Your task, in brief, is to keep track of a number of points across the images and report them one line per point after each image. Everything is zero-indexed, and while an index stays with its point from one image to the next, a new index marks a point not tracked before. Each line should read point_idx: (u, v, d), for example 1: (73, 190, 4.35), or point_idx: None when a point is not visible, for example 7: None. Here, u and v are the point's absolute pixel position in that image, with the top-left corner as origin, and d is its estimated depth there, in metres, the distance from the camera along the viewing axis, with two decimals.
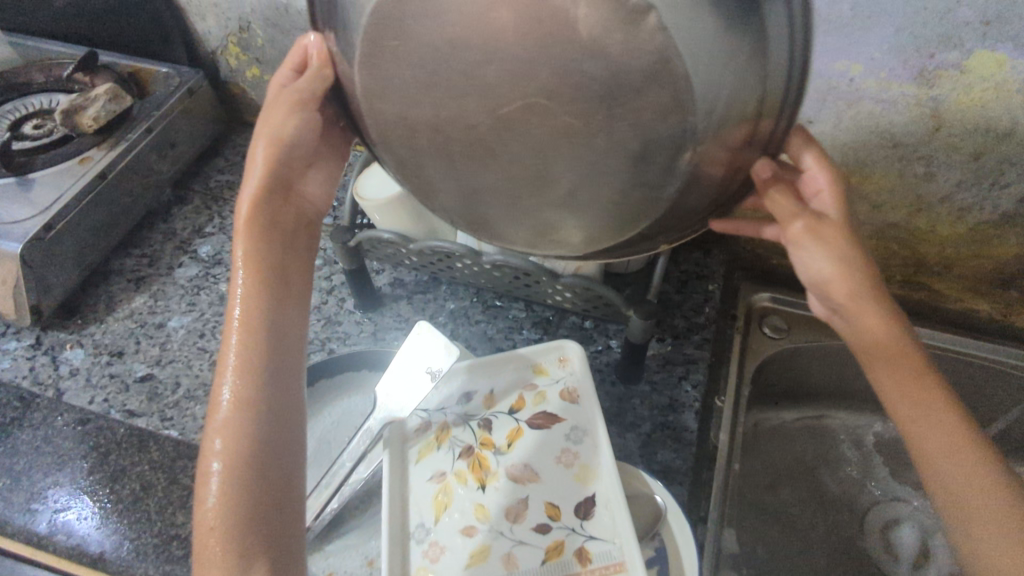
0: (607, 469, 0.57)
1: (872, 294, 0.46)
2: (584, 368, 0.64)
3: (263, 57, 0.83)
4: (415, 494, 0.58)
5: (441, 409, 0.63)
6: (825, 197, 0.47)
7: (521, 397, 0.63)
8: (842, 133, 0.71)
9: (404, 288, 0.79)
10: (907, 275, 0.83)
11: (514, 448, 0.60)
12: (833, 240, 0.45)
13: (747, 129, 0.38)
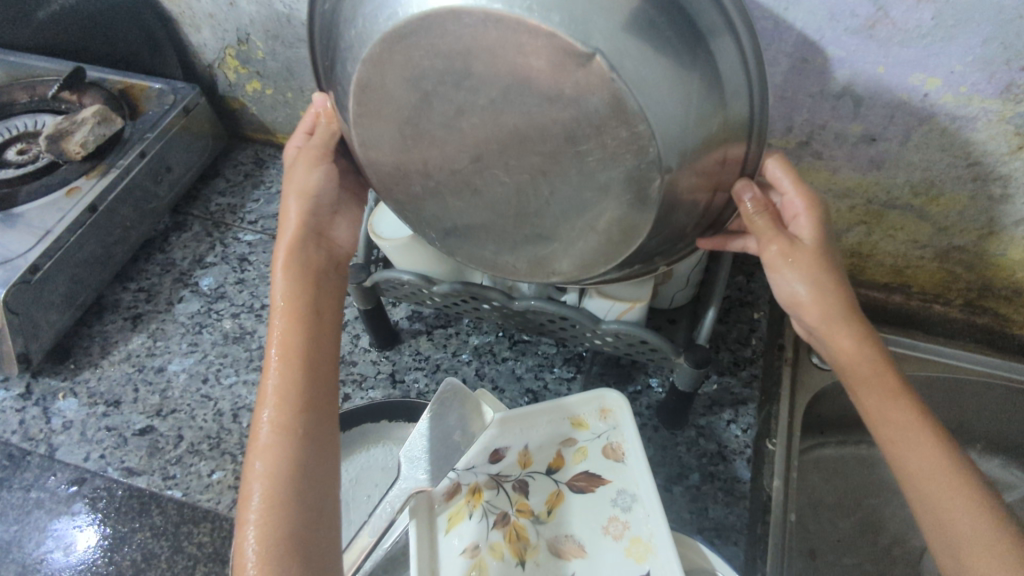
0: (662, 545, 0.50)
1: (842, 317, 0.48)
2: (629, 422, 0.57)
3: (265, 71, 0.76)
4: (447, 571, 0.52)
5: (472, 471, 0.57)
6: (803, 219, 0.49)
7: (559, 455, 0.58)
8: (909, 151, 0.63)
9: (423, 323, 0.73)
10: (969, 299, 0.76)
11: (556, 515, 0.55)
12: (810, 264, 0.47)
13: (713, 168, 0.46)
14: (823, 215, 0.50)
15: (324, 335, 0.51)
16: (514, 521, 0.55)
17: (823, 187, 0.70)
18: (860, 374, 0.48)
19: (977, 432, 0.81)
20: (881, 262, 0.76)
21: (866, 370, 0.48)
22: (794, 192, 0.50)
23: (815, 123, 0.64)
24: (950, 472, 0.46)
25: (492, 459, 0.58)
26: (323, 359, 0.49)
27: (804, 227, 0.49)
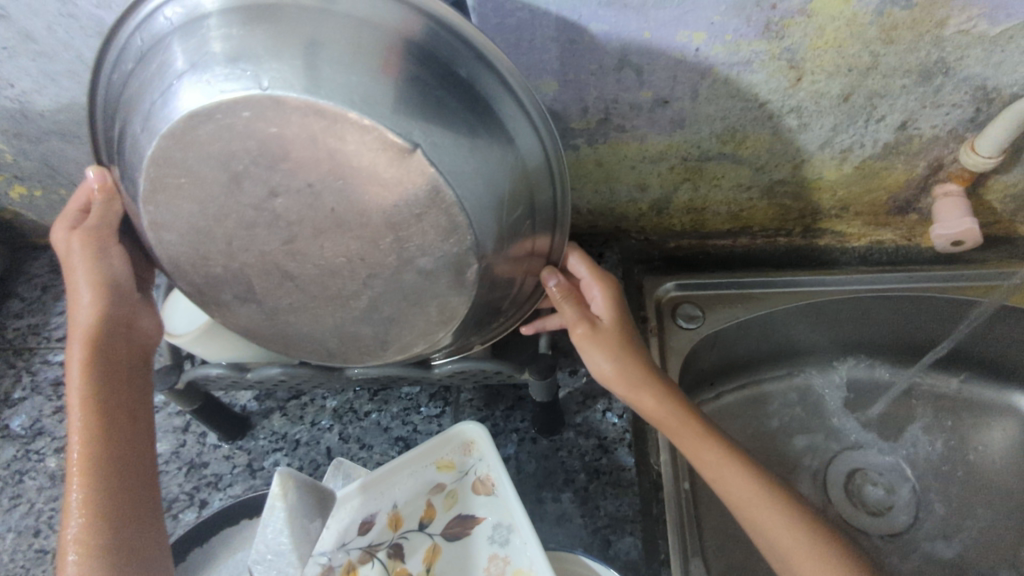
0: (542, 570, 0.48)
1: (645, 379, 0.53)
2: (493, 450, 0.55)
3: (22, 173, 0.69)
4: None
5: (341, 550, 0.53)
6: (601, 302, 0.54)
7: (429, 505, 0.54)
8: (703, 105, 0.63)
9: (273, 399, 0.67)
10: (806, 225, 0.78)
11: (435, 572, 0.51)
12: (610, 343, 0.52)
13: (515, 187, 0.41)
14: (619, 298, 0.55)
15: (139, 440, 0.45)
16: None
17: (638, 156, 0.69)
18: (671, 424, 0.53)
19: (849, 345, 0.84)
20: (718, 212, 0.76)
21: (676, 423, 0.53)
22: (588, 280, 0.55)
23: (607, 98, 0.63)
24: (767, 496, 0.51)
25: (359, 532, 0.53)
26: (136, 468, 0.44)
27: (603, 306, 0.54)
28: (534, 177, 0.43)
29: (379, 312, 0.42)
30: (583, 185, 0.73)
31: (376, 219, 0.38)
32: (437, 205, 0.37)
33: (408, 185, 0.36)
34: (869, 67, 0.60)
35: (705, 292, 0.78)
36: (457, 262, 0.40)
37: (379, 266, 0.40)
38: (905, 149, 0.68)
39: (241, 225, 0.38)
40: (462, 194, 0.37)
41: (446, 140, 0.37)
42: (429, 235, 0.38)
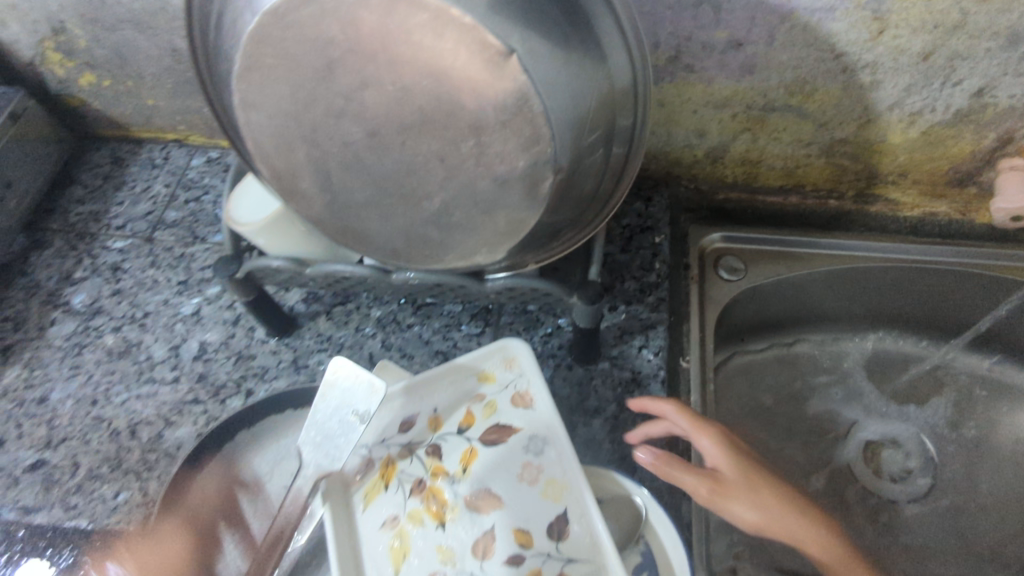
0: (574, 481, 0.51)
1: (789, 510, 0.49)
2: (533, 367, 0.57)
3: (94, 61, 0.70)
4: (368, 545, 0.52)
5: (381, 446, 0.55)
6: (740, 496, 0.49)
7: (468, 413, 0.57)
8: (776, 52, 0.62)
9: (320, 303, 0.70)
10: (860, 189, 0.77)
11: (470, 472, 0.54)
12: (727, 458, 0.51)
13: (602, 107, 0.43)
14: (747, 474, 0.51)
15: None
16: (430, 484, 0.54)
17: (702, 99, 0.68)
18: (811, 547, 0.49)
19: (885, 315, 0.84)
20: (772, 166, 0.76)
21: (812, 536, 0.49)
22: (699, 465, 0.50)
23: (680, 35, 0.62)
24: None
25: (401, 431, 0.56)
26: None
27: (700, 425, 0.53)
28: (616, 100, 0.44)
29: (447, 215, 0.43)
30: None
31: (461, 120, 0.38)
32: (523, 113, 0.38)
33: (502, 91, 0.37)
34: (955, 25, 0.58)
35: (748, 247, 0.78)
36: (533, 175, 0.40)
37: (457, 168, 0.40)
38: (977, 118, 0.66)
39: (327, 112, 0.39)
40: (548, 105, 0.38)
41: (539, 58, 0.38)
42: (511, 145, 0.39)
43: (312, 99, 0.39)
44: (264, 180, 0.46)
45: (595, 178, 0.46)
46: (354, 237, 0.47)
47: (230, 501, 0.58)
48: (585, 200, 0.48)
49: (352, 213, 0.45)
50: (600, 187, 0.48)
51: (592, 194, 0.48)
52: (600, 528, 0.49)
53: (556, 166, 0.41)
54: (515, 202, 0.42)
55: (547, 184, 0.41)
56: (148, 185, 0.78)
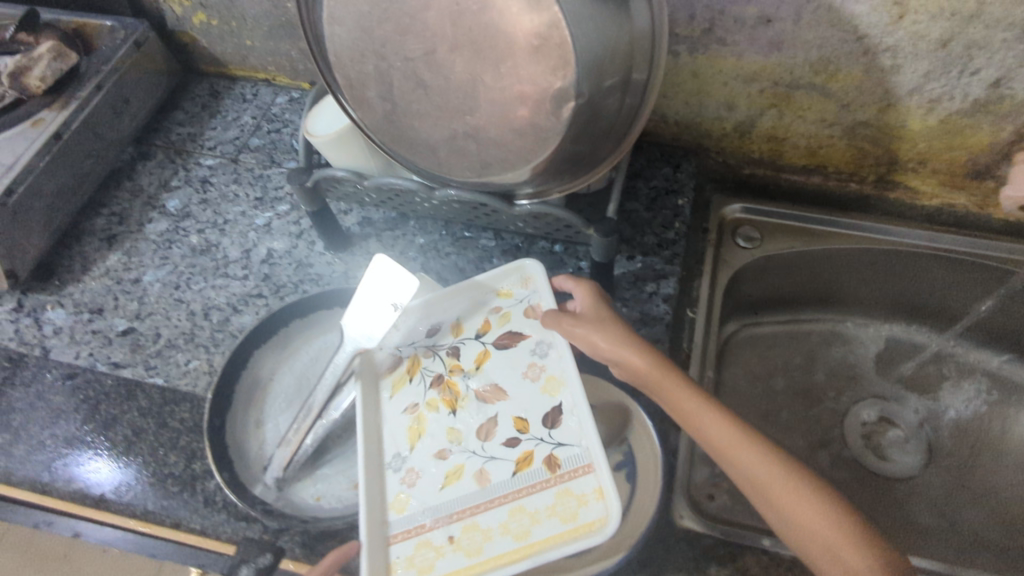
0: (571, 380, 0.58)
1: (661, 368, 0.56)
2: (546, 283, 0.64)
3: (207, 1, 0.82)
4: (391, 425, 0.60)
5: (409, 347, 0.64)
6: (598, 341, 0.58)
7: (483, 321, 0.64)
8: (803, 30, 0.68)
9: (372, 227, 0.79)
10: (880, 174, 0.82)
11: (482, 369, 0.61)
12: (596, 320, 0.59)
13: (625, 51, 0.49)
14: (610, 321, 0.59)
15: None
16: (448, 378, 0.62)
17: (732, 73, 0.74)
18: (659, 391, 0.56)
19: (898, 302, 0.88)
20: (796, 145, 0.81)
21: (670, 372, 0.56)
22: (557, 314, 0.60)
23: (714, 9, 0.68)
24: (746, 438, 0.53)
25: (427, 336, 0.65)
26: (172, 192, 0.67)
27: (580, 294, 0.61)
28: (635, 48, 0.50)
29: (483, 131, 0.52)
30: (676, 96, 0.79)
31: (503, 43, 0.47)
32: (554, 41, 0.46)
33: (540, 17, 0.45)
34: (972, 14, 0.63)
35: (767, 220, 0.84)
36: (558, 97, 0.48)
37: (495, 87, 0.49)
38: (994, 109, 0.70)
39: (398, 30, 0.48)
40: (575, 37, 0.46)
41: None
42: (541, 69, 0.47)
43: (387, 18, 0.48)
44: (340, 91, 0.55)
45: (607, 120, 0.53)
46: (407, 146, 0.56)
47: (281, 375, 0.68)
48: (601, 137, 0.54)
49: (408, 122, 0.54)
50: (616, 126, 0.54)
51: (607, 131, 0.54)
52: (587, 417, 0.55)
53: (576, 96, 0.48)
54: (541, 122, 0.50)
55: (566, 109, 0.49)
56: (238, 116, 0.89)
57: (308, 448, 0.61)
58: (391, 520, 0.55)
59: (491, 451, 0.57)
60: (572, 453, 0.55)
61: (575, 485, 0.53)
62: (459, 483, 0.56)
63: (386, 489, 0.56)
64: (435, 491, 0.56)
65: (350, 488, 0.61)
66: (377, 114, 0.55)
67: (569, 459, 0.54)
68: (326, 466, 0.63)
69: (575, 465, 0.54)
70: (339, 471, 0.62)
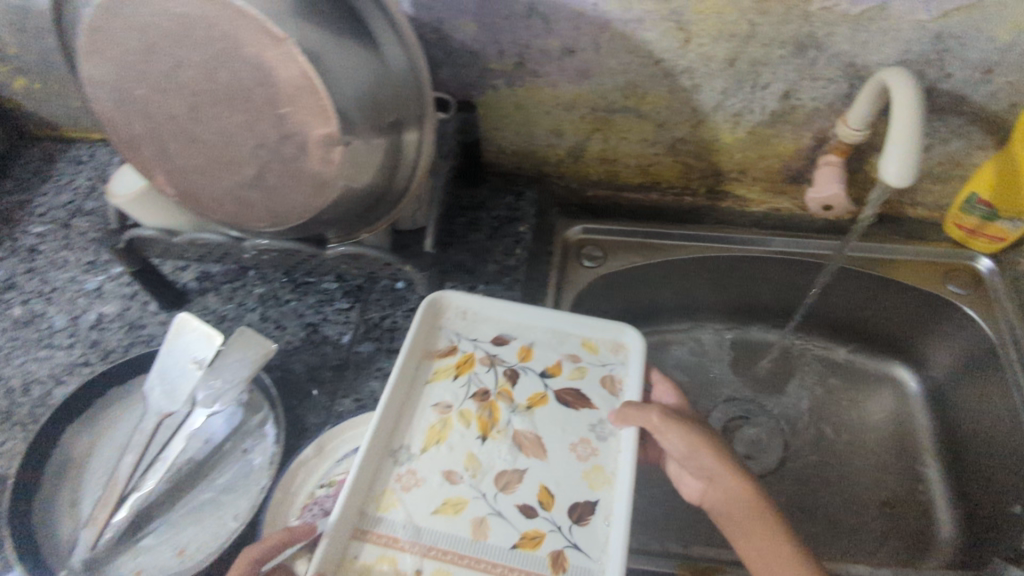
0: (620, 481, 0.57)
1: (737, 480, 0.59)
2: (636, 362, 0.65)
3: (23, 66, 0.80)
4: (416, 421, 0.61)
5: (472, 344, 0.66)
6: (676, 445, 0.60)
7: (559, 364, 0.65)
8: (605, 58, 0.71)
9: (211, 281, 0.77)
10: (709, 186, 0.86)
11: (531, 413, 0.62)
12: (688, 424, 0.61)
13: (390, 91, 0.51)
14: (691, 422, 0.61)
15: None
16: (490, 399, 0.62)
17: (551, 101, 0.77)
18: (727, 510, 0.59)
19: (740, 304, 0.93)
20: (628, 164, 0.85)
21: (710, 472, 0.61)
22: (643, 407, 0.60)
23: (519, 43, 0.70)
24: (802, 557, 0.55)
25: (494, 343, 0.67)
26: None
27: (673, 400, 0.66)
28: (397, 88, 0.51)
29: (264, 179, 0.52)
30: (505, 128, 0.82)
31: (260, 93, 0.47)
32: (309, 89, 0.46)
33: (291, 67, 0.45)
34: (748, 35, 0.67)
35: (609, 238, 0.88)
36: (328, 141, 0.49)
37: (264, 136, 0.49)
38: (791, 119, 0.75)
39: (154, 88, 0.48)
40: (329, 84, 0.47)
41: (321, 46, 0.46)
42: (305, 115, 0.48)
43: (141, 77, 0.48)
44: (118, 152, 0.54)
45: (384, 160, 0.54)
46: (198, 201, 0.56)
47: (98, 454, 0.64)
48: (384, 177, 0.56)
49: (190, 176, 0.53)
50: (398, 165, 0.56)
51: (389, 171, 0.56)
52: (621, 530, 0.54)
53: (340, 140, 0.49)
54: (317, 168, 0.50)
55: (336, 154, 0.50)
56: (71, 179, 0.87)
57: (119, 523, 0.58)
58: (365, 514, 0.55)
59: (501, 507, 0.56)
60: (583, 563, 0.53)
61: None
62: (454, 517, 0.55)
63: (387, 481, 0.57)
64: (424, 513, 0.55)
65: (173, 557, 0.58)
66: (160, 171, 0.54)
67: (578, 570, 0.52)
68: (148, 536, 0.60)
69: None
70: (163, 541, 0.60)
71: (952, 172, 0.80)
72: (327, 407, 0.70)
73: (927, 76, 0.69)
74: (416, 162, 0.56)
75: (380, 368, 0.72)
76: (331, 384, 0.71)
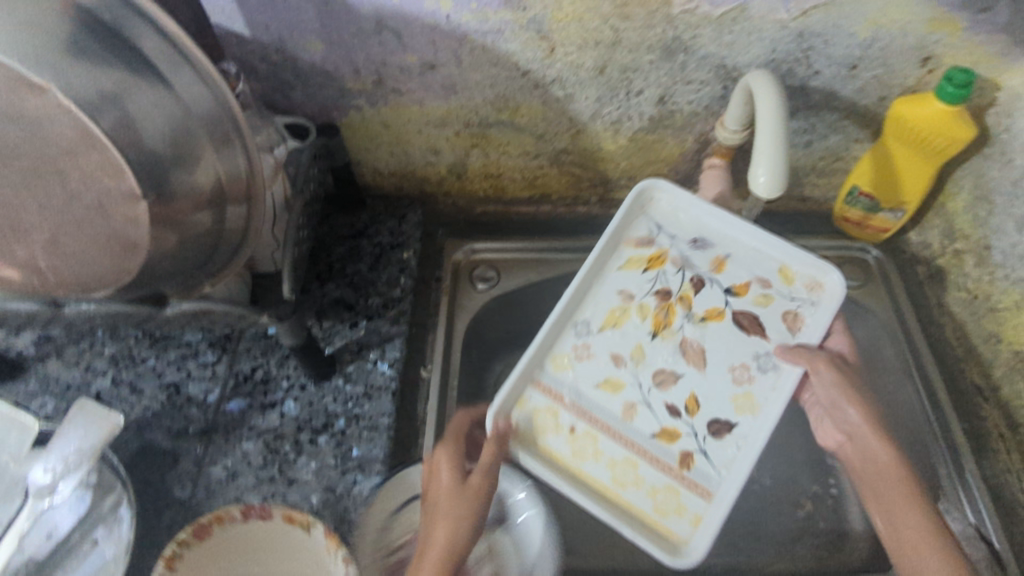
0: (766, 413, 0.63)
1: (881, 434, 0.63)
2: (831, 304, 0.67)
3: None
4: (604, 297, 0.69)
5: (669, 241, 0.71)
6: (830, 392, 0.65)
7: (746, 286, 0.69)
8: (468, 72, 0.66)
9: (52, 345, 0.69)
10: (600, 194, 0.83)
11: (705, 325, 0.68)
12: (846, 376, 0.64)
13: (195, 131, 0.44)
14: (854, 386, 0.65)
15: None
16: (674, 299, 0.69)
17: (421, 120, 0.72)
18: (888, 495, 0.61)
19: None
20: (513, 178, 0.81)
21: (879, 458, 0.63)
22: (812, 356, 0.64)
23: (374, 61, 0.65)
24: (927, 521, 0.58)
25: (695, 250, 0.70)
26: None
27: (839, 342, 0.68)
28: (201, 124, 0.45)
29: (61, 244, 0.45)
30: (377, 149, 0.76)
31: (33, 147, 0.41)
32: (90, 140, 0.40)
33: (61, 117, 0.39)
34: (613, 42, 0.63)
35: (502, 255, 0.84)
36: (126, 196, 0.42)
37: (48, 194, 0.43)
38: (670, 123, 0.73)
39: None
40: (115, 130, 0.40)
41: (94, 91, 0.39)
42: (92, 167, 0.41)
43: None
44: None
45: (206, 220, 0.48)
46: None
47: None
48: (209, 239, 0.49)
49: None
50: (223, 224, 0.50)
51: (215, 232, 0.49)
52: (750, 458, 0.62)
53: (144, 196, 0.42)
54: (120, 227, 0.44)
55: (141, 211, 0.43)
56: None
57: None
58: (547, 371, 0.67)
59: (652, 401, 0.65)
60: (705, 471, 0.62)
61: (689, 496, 0.62)
62: (613, 395, 0.66)
63: (560, 346, 0.68)
64: (589, 382, 0.66)
65: None
66: None
67: (698, 472, 0.62)
68: None
69: (700, 480, 0.62)
70: None
71: (834, 166, 0.80)
72: (193, 476, 0.63)
73: (797, 74, 0.67)
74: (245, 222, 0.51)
75: (253, 426, 0.66)
76: (198, 450, 0.64)
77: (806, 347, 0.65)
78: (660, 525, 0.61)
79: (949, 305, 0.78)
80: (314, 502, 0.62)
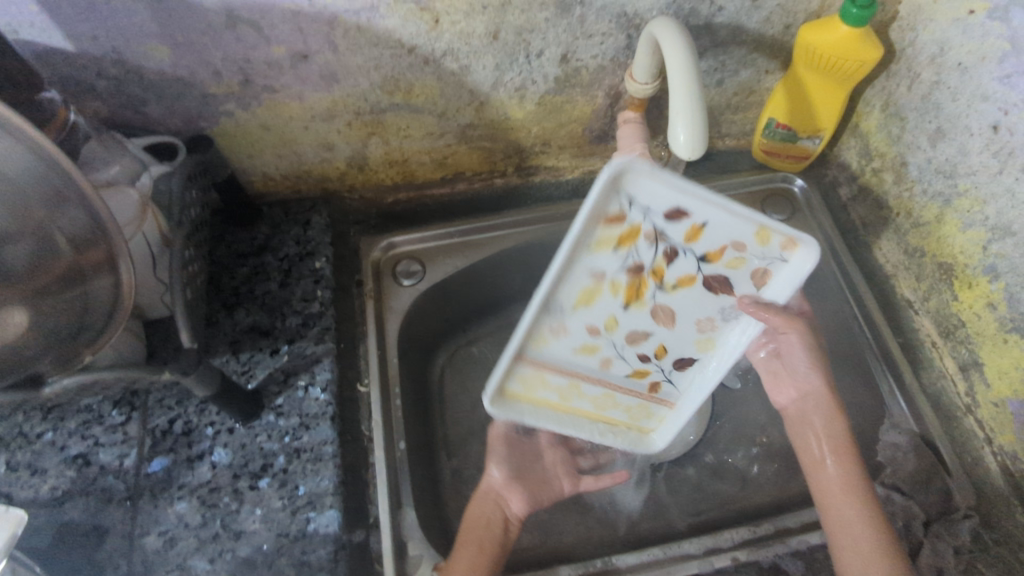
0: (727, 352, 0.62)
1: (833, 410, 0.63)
2: (804, 268, 0.54)
3: None
4: (572, 282, 0.54)
5: (644, 213, 0.49)
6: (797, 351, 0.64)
7: (721, 251, 0.54)
8: (347, 57, 0.59)
9: None
10: (516, 163, 0.78)
11: (677, 290, 0.56)
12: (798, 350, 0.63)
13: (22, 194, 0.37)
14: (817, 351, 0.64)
15: None
16: (648, 274, 0.55)
17: (305, 116, 0.64)
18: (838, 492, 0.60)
19: None
20: (420, 162, 0.75)
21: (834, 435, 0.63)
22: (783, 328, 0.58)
23: (236, 59, 0.56)
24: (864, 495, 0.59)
25: (666, 220, 0.50)
26: None
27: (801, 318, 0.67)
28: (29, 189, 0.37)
29: None
30: (263, 154, 0.68)
31: None
32: None
33: None
34: (502, 4, 0.57)
35: (425, 243, 0.79)
36: None
37: None
38: (577, 81, 0.68)
39: None
40: None
41: None
42: None
43: None
44: None
45: (61, 285, 0.40)
46: None
47: None
48: (76, 303, 0.42)
49: None
50: (88, 283, 0.42)
51: (81, 292, 0.42)
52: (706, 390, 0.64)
53: None
54: None
55: None
56: None
57: None
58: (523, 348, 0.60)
59: (626, 353, 0.61)
60: (670, 390, 0.66)
61: (656, 407, 0.67)
62: (590, 355, 0.61)
63: (528, 332, 0.58)
64: (566, 352, 0.60)
65: None
66: None
67: (665, 393, 0.66)
68: None
69: (664, 399, 0.66)
70: None
71: (748, 99, 0.77)
72: (126, 552, 0.56)
73: (700, 13, 0.63)
74: (117, 276, 0.43)
75: (183, 485, 0.58)
76: (125, 523, 0.57)
77: (768, 306, 0.58)
78: (622, 435, 0.68)
79: (872, 224, 0.78)
80: (267, 551, 0.56)
